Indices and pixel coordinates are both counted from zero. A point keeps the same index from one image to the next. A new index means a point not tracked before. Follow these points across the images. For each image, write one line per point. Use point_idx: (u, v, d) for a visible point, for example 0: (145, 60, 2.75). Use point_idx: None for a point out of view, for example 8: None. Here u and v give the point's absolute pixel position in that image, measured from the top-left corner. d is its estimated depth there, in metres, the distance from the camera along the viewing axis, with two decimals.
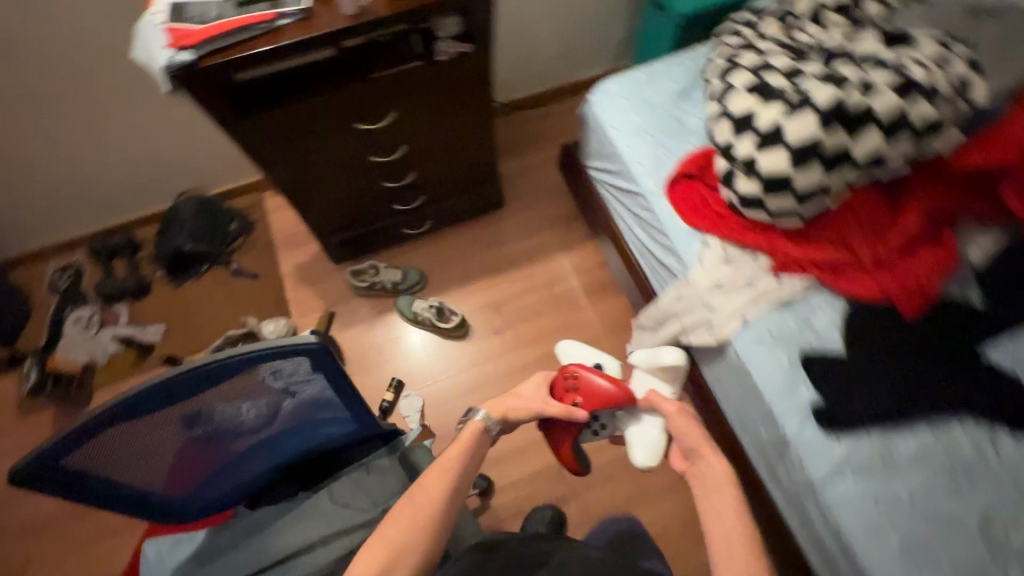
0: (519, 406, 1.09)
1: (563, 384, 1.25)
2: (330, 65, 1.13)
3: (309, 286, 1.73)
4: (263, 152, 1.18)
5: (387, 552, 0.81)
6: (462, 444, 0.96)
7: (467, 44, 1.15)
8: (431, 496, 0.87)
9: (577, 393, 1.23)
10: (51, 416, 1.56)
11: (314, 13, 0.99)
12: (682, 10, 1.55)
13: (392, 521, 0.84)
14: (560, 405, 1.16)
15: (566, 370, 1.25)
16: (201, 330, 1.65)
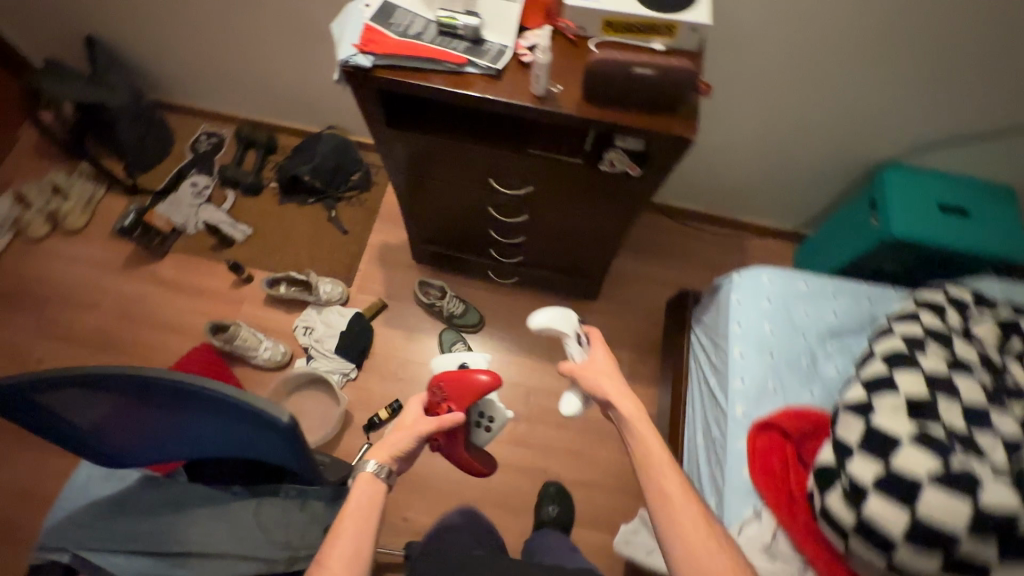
0: (397, 439, 0.96)
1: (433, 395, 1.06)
2: (496, 119, 1.07)
3: (381, 267, 1.73)
4: (396, 158, 1.16)
5: None
6: (360, 502, 0.88)
7: (637, 167, 1.02)
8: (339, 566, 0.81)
9: (445, 397, 1.05)
10: (128, 253, 1.71)
11: (503, 76, 0.92)
12: (895, 231, 1.30)
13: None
14: (432, 420, 0.99)
15: (433, 385, 1.07)
16: (275, 252, 1.72)
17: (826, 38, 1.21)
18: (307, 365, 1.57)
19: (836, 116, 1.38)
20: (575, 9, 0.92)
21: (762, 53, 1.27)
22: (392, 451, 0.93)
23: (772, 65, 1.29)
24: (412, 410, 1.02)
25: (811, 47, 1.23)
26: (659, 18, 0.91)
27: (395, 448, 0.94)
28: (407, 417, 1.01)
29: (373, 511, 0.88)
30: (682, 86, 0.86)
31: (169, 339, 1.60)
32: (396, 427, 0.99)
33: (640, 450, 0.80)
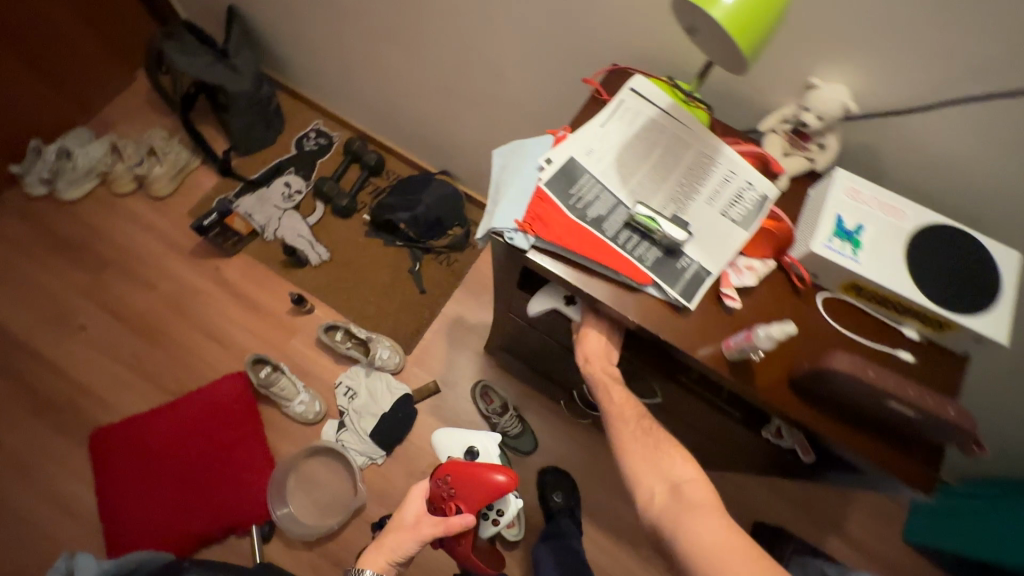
0: (398, 541, 0.86)
1: (437, 488, 0.92)
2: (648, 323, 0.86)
3: (446, 344, 1.52)
4: (513, 301, 0.95)
5: None
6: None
7: (812, 453, 0.77)
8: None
9: (454, 495, 0.90)
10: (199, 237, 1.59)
11: (687, 313, 0.68)
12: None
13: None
14: (439, 525, 0.87)
15: (440, 479, 0.91)
16: (344, 291, 1.55)
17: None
18: (335, 433, 1.41)
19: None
20: (814, 259, 0.67)
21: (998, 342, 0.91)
22: (391, 558, 0.84)
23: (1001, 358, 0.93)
24: (414, 508, 0.91)
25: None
26: (931, 311, 0.65)
27: (396, 553, 0.85)
28: (406, 516, 0.90)
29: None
30: (942, 436, 0.60)
31: (209, 349, 1.48)
32: (394, 528, 0.88)
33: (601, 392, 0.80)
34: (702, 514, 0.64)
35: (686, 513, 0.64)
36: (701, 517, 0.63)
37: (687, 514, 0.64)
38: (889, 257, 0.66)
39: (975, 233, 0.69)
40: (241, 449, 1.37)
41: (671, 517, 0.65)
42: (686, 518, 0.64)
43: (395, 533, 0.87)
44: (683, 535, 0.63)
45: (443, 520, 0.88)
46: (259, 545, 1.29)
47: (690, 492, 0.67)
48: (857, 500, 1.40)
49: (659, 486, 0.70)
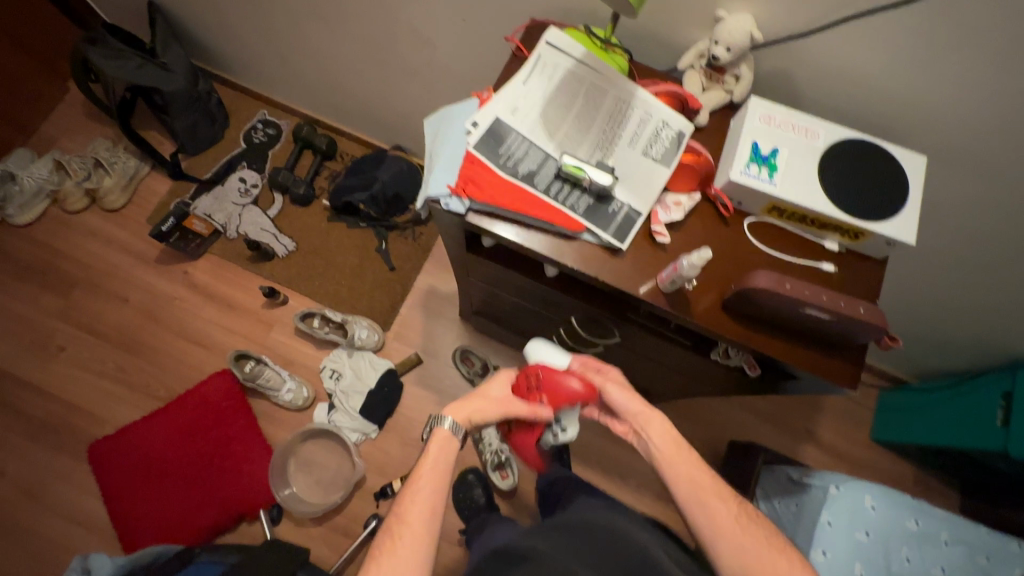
0: (482, 406, 0.77)
1: (525, 372, 0.83)
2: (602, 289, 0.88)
3: (423, 316, 1.56)
4: (471, 266, 0.99)
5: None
6: (433, 464, 0.70)
7: (757, 367, 0.84)
8: (418, 555, 0.62)
9: (541, 386, 0.82)
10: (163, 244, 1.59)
11: (621, 255, 0.72)
12: (1014, 455, 1.09)
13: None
14: (524, 407, 0.79)
15: (528, 370, 0.83)
16: (316, 277, 1.57)
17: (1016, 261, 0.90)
18: (327, 414, 1.45)
19: (982, 321, 1.08)
20: (734, 187, 0.71)
21: (931, 248, 0.97)
22: (473, 416, 0.75)
23: (934, 258, 0.99)
24: (500, 383, 0.82)
25: (990, 263, 0.94)
26: (844, 222, 0.69)
27: (477, 413, 0.76)
28: (492, 389, 0.80)
29: (446, 468, 0.70)
30: (861, 335, 0.65)
31: (191, 353, 1.51)
32: (477, 393, 0.79)
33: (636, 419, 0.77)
34: None
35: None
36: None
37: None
38: (804, 176, 0.70)
39: (883, 143, 0.73)
40: (239, 441, 1.42)
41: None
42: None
43: (480, 398, 0.78)
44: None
45: (525, 403, 0.80)
46: (269, 527, 1.35)
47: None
48: (827, 409, 1.50)
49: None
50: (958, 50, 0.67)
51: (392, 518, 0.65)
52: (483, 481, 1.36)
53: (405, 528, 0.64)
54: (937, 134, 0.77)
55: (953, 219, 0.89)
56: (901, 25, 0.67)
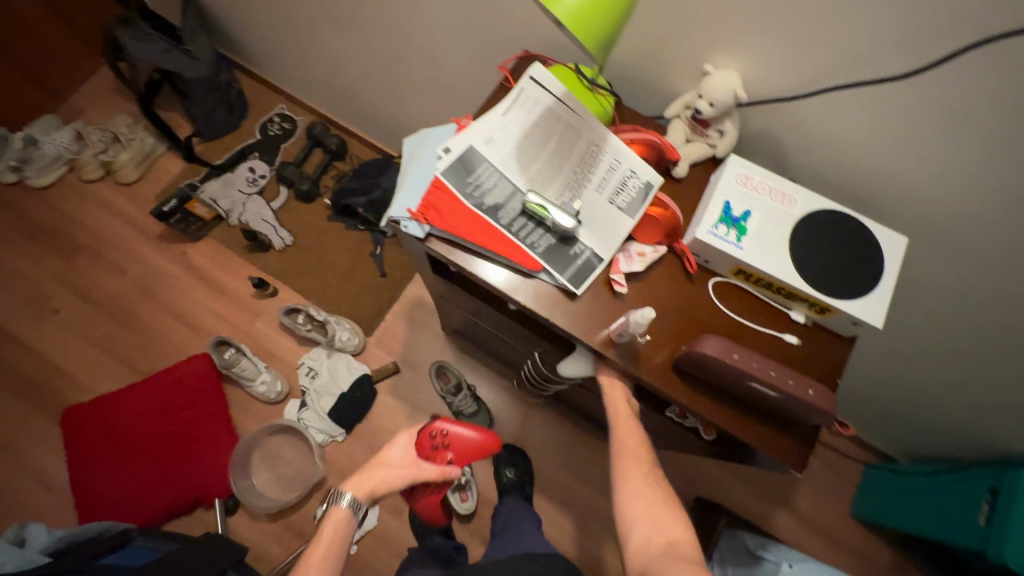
0: (384, 478, 0.84)
1: (428, 433, 0.91)
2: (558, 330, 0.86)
3: (407, 326, 1.54)
4: (442, 288, 0.98)
5: None
6: (325, 542, 0.76)
7: (712, 432, 0.80)
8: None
9: (448, 447, 0.90)
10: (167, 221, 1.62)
11: (575, 300, 0.71)
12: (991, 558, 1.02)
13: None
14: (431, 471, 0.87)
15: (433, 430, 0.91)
16: (308, 273, 1.59)
17: (1009, 356, 0.85)
18: (297, 411, 1.45)
19: (969, 411, 1.02)
20: (701, 245, 0.69)
21: (920, 329, 0.92)
22: (373, 490, 0.83)
23: (925, 340, 0.94)
24: (401, 447, 0.88)
25: (981, 355, 0.88)
26: (810, 295, 0.66)
27: (380, 485, 0.83)
28: (393, 456, 0.87)
29: (333, 551, 0.76)
30: (810, 416, 0.63)
31: (176, 332, 1.53)
32: (380, 465, 0.86)
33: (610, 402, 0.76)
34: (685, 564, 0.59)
35: (673, 562, 0.59)
36: (682, 566, 0.59)
37: (675, 565, 0.59)
38: (775, 242, 0.68)
39: (862, 217, 0.70)
40: (204, 426, 1.42)
41: (659, 563, 0.60)
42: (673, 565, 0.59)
43: (382, 470, 0.85)
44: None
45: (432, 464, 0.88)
46: (222, 517, 1.35)
47: (686, 549, 0.62)
48: (809, 477, 1.43)
49: (656, 535, 0.64)
50: (945, 132, 0.64)
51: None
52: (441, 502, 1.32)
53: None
54: (926, 214, 0.74)
55: (938, 305, 0.85)
56: (889, 101, 0.65)
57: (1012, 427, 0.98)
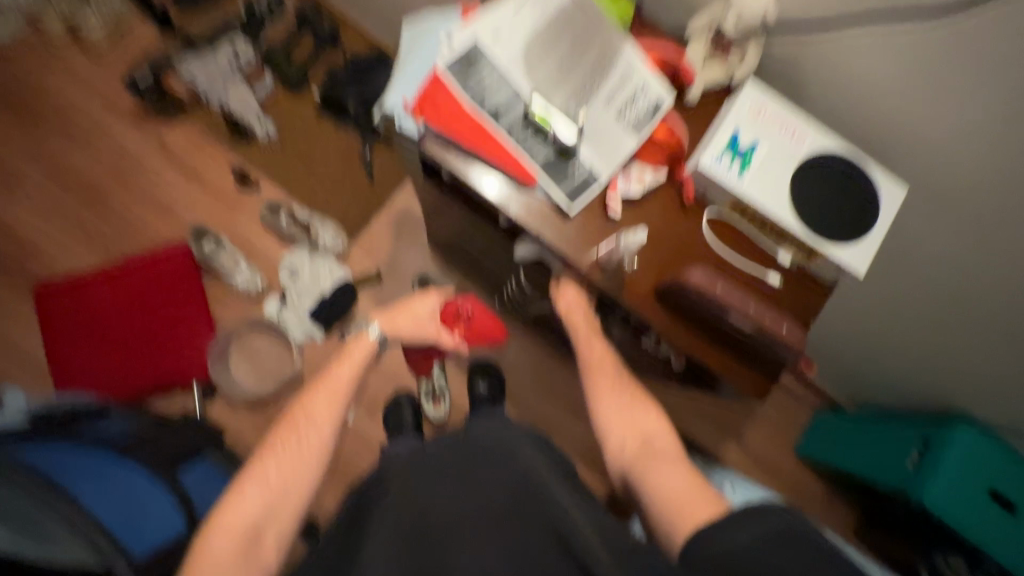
0: (408, 326, 0.86)
1: (455, 305, 0.88)
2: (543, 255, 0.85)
3: (392, 235, 1.51)
4: (431, 195, 0.96)
5: (260, 489, 0.65)
6: (351, 361, 0.79)
7: (682, 362, 0.82)
8: (310, 444, 0.70)
9: (468, 325, 0.89)
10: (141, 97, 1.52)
11: (567, 220, 0.69)
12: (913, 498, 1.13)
13: (267, 458, 0.68)
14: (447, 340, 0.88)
15: (464, 303, 0.88)
16: (291, 170, 1.53)
17: (978, 316, 0.87)
18: (277, 309, 1.45)
19: (927, 367, 1.07)
20: (702, 175, 0.67)
21: (899, 285, 0.93)
22: (398, 332, 0.85)
23: (901, 295, 0.96)
24: (431, 306, 0.87)
25: (952, 313, 0.91)
26: (801, 238, 0.66)
27: (404, 331, 0.86)
28: (421, 310, 0.87)
29: (356, 375, 0.79)
30: (778, 354, 0.65)
31: (151, 218, 1.48)
32: (406, 311, 0.86)
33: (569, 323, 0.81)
34: (671, 465, 0.65)
35: (655, 464, 0.65)
36: (665, 467, 0.64)
37: (656, 465, 0.65)
38: (776, 180, 0.67)
39: (868, 162, 0.69)
40: (181, 316, 1.42)
41: (641, 467, 0.66)
42: (653, 467, 0.65)
43: (408, 318, 0.86)
44: (651, 482, 0.63)
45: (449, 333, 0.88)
46: (200, 401, 1.39)
47: (663, 444, 0.68)
48: (762, 416, 1.52)
49: (633, 436, 0.70)
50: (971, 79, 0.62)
51: (296, 409, 0.73)
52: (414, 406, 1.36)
53: (304, 421, 0.72)
54: (929, 169, 0.73)
55: (922, 261, 0.86)
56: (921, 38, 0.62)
57: (962, 385, 1.03)
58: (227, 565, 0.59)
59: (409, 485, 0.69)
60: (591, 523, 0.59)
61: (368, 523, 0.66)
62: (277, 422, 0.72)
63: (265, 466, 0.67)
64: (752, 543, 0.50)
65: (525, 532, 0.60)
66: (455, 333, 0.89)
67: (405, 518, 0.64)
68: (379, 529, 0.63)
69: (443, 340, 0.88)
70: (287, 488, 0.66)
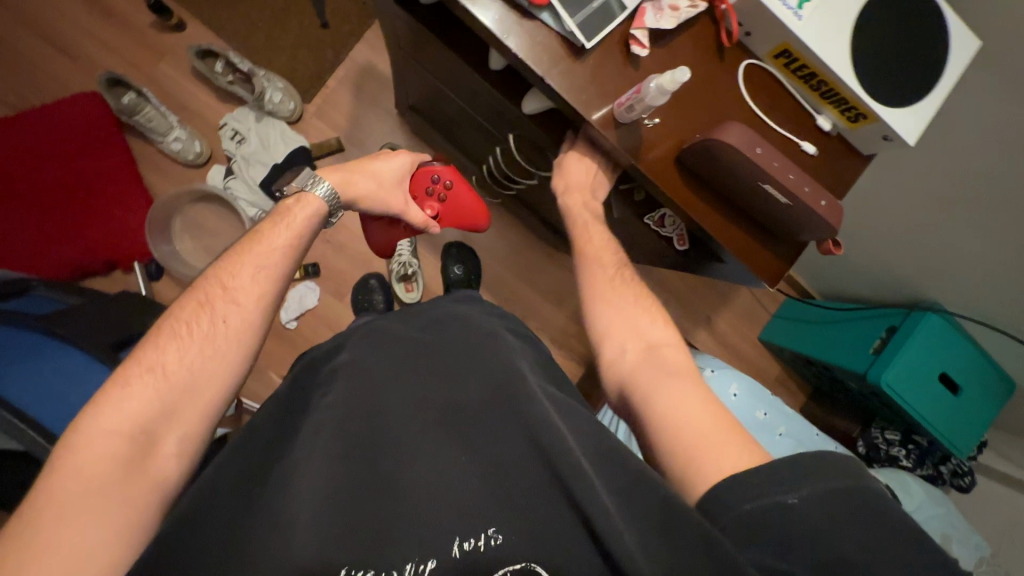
0: (369, 189, 0.68)
1: (430, 173, 0.77)
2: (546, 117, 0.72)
3: (352, 97, 1.30)
4: (403, 37, 0.79)
5: (156, 386, 0.45)
6: (294, 224, 0.60)
7: (685, 243, 0.75)
8: (231, 325, 0.50)
9: (443, 201, 0.78)
10: None
11: (581, 57, 0.56)
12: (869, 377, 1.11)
13: (166, 343, 0.48)
14: (418, 215, 0.74)
15: (440, 173, 0.77)
16: (225, 7, 1.26)
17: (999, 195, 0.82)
18: (222, 179, 1.26)
19: (917, 257, 1.04)
20: (751, 5, 0.54)
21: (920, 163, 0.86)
22: (355, 196, 0.67)
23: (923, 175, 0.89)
24: (400, 169, 0.73)
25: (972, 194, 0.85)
26: (853, 96, 0.56)
27: (363, 197, 0.68)
28: (387, 172, 0.71)
29: (299, 243, 0.59)
30: (806, 231, 0.58)
31: (52, 61, 1.22)
32: (366, 171, 0.69)
33: (568, 214, 0.72)
34: (680, 382, 0.53)
35: (661, 382, 0.53)
36: (669, 383, 0.53)
37: (664, 381, 0.53)
38: (838, 14, 0.54)
39: (942, 4, 0.58)
40: (107, 182, 1.21)
41: (639, 376, 0.55)
42: (659, 387, 0.53)
43: (369, 180, 0.68)
44: (654, 410, 0.52)
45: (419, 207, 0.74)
46: (144, 283, 1.22)
47: (669, 354, 0.57)
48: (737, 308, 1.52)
49: (633, 342, 0.59)
50: None
51: (211, 281, 0.53)
52: (385, 290, 1.26)
53: (222, 295, 0.52)
54: None
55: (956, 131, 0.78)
56: None
57: (948, 275, 1.02)
58: (99, 477, 0.40)
59: (343, 400, 0.53)
60: (588, 451, 0.45)
61: (290, 452, 0.49)
62: (184, 294, 0.53)
63: (165, 348, 0.47)
64: (798, 505, 0.40)
65: (503, 432, 0.48)
66: (427, 208, 0.77)
67: (349, 426, 0.50)
68: (309, 456, 0.47)
69: (412, 214, 0.73)
70: (200, 386, 0.47)
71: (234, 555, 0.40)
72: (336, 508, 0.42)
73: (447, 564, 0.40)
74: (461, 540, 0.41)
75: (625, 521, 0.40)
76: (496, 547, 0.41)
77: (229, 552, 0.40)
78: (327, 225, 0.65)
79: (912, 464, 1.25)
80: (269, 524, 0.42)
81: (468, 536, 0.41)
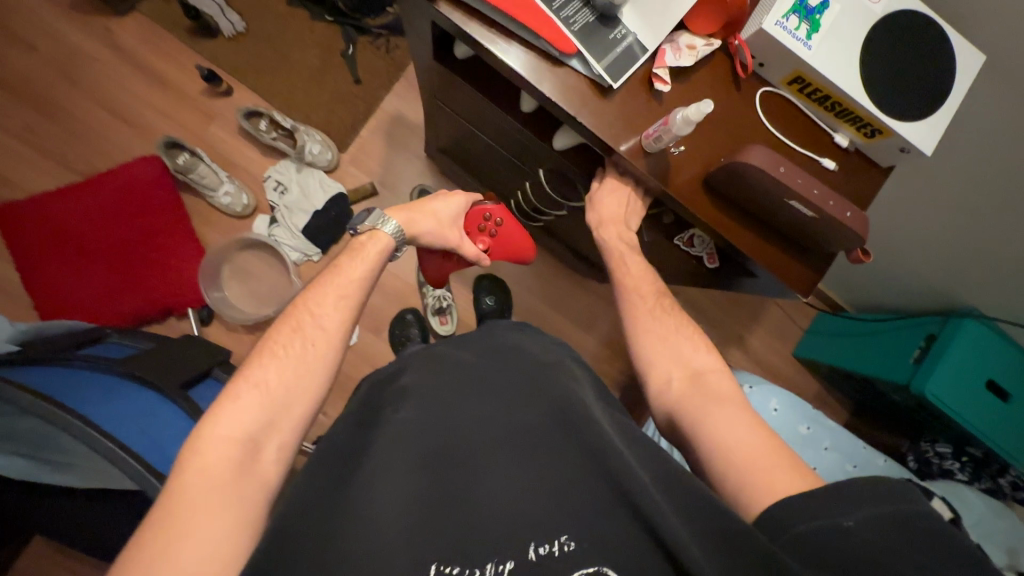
0: (428, 226, 0.75)
1: (483, 211, 0.83)
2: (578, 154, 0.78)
3: (384, 144, 1.39)
4: (437, 87, 0.87)
5: (261, 399, 0.51)
6: (365, 257, 0.66)
7: (716, 261, 0.79)
8: (319, 347, 0.56)
9: (494, 236, 0.84)
10: None
11: (609, 95, 0.61)
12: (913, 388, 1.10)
13: (267, 360, 0.53)
14: (471, 249, 0.81)
15: (491, 211, 0.83)
16: (267, 70, 1.38)
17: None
18: (268, 228, 1.34)
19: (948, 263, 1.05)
20: (762, 39, 0.59)
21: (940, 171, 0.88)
22: (416, 232, 0.73)
23: (944, 182, 0.91)
24: (456, 207, 0.79)
25: (996, 197, 0.87)
26: (868, 113, 0.60)
27: (424, 234, 0.74)
28: (444, 210, 0.77)
29: (371, 275, 0.65)
30: (836, 241, 0.61)
31: (115, 129, 1.34)
32: (427, 210, 0.75)
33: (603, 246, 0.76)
34: (725, 408, 0.56)
35: (709, 411, 0.56)
36: (717, 410, 0.55)
37: (713, 407, 0.56)
38: (845, 42, 0.59)
39: (943, 24, 0.62)
40: (164, 236, 1.31)
41: (690, 405, 0.58)
42: (705, 415, 0.56)
43: (429, 219, 0.75)
44: (705, 434, 0.54)
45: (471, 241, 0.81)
46: (198, 327, 1.30)
47: (715, 381, 0.59)
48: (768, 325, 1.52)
49: (677, 370, 0.62)
50: None
51: (298, 308, 0.59)
52: (422, 323, 1.31)
53: (311, 320, 0.58)
54: None
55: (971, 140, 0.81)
56: None
57: (982, 279, 1.02)
58: (219, 477, 0.45)
59: (414, 417, 0.57)
60: (647, 466, 0.48)
61: (366, 459, 0.53)
62: (277, 318, 0.58)
63: (266, 364, 0.53)
64: (856, 528, 0.40)
65: (557, 445, 0.52)
66: (479, 243, 0.83)
67: (423, 442, 0.54)
68: (387, 468, 0.51)
69: (466, 248, 0.80)
70: (296, 401, 0.53)
71: (333, 549, 0.43)
72: (422, 514, 0.47)
73: (524, 564, 0.44)
74: (536, 545, 0.45)
75: (685, 525, 0.42)
76: (569, 553, 0.44)
77: (326, 544, 0.44)
78: (393, 258, 0.71)
79: (968, 477, 1.21)
80: (358, 525, 0.45)
81: (542, 543, 0.45)
